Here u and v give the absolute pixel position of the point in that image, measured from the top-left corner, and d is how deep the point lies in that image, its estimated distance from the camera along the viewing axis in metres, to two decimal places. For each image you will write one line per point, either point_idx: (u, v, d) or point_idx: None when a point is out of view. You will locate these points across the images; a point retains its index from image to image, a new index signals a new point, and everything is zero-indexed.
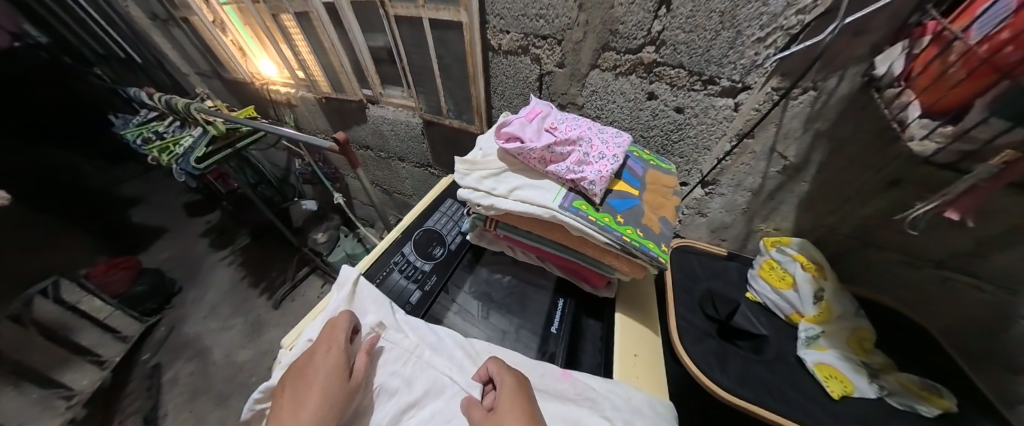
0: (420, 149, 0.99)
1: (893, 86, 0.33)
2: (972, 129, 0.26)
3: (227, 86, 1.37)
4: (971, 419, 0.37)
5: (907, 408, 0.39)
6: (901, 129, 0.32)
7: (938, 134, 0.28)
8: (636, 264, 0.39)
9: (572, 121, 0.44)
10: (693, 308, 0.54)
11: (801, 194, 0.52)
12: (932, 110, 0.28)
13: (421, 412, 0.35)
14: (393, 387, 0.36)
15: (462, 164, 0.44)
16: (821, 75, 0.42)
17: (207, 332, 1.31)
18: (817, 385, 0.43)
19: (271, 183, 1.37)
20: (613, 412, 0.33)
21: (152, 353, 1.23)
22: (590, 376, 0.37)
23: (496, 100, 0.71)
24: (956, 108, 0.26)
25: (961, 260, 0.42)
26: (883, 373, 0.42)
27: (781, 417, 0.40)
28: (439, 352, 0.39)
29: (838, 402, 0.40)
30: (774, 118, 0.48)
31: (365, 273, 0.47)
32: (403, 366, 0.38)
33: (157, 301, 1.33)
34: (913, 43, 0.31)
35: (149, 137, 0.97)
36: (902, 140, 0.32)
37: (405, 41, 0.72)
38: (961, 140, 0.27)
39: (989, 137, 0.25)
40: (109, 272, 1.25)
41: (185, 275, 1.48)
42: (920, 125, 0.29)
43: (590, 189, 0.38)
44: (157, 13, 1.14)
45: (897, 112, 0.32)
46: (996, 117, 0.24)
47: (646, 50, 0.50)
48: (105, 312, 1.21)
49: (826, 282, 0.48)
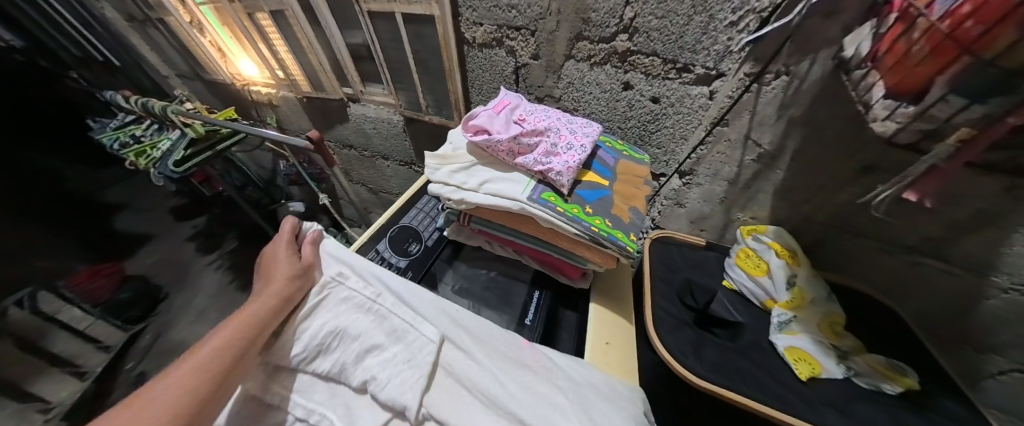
0: (404, 147, 0.98)
1: (861, 67, 0.33)
2: (930, 108, 0.26)
3: (209, 86, 1.36)
4: (934, 398, 0.38)
5: (874, 387, 0.39)
6: (867, 111, 0.32)
7: (900, 115, 0.28)
8: (607, 254, 0.40)
9: (542, 112, 0.44)
10: (671, 297, 0.54)
11: (776, 183, 0.53)
12: (896, 91, 0.28)
13: (382, 355, 0.35)
14: (356, 331, 0.36)
15: (433, 159, 0.44)
16: (793, 59, 0.41)
17: None
18: (788, 368, 0.43)
19: (258, 185, 1.36)
20: (565, 382, 0.35)
21: (137, 361, 1.11)
22: (551, 354, 0.38)
23: (474, 94, 0.70)
24: (916, 89, 0.26)
25: (931, 245, 0.42)
26: (853, 355, 0.42)
27: (751, 400, 0.40)
28: (404, 302, 0.40)
29: (807, 384, 0.41)
30: (748, 105, 0.48)
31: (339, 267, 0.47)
32: (369, 315, 0.38)
33: (144, 307, 1.21)
34: (881, 21, 0.31)
35: (126, 141, 0.95)
36: (867, 121, 0.32)
37: (382, 37, 0.71)
38: (921, 119, 0.27)
39: (947, 115, 0.25)
40: (91, 279, 1.14)
41: (174, 278, 1.34)
42: (885, 106, 0.30)
43: (558, 180, 0.38)
44: (133, 13, 1.11)
45: (864, 93, 0.32)
46: (954, 95, 0.24)
47: (620, 38, 0.50)
48: (83, 322, 1.09)
49: (799, 269, 0.50)
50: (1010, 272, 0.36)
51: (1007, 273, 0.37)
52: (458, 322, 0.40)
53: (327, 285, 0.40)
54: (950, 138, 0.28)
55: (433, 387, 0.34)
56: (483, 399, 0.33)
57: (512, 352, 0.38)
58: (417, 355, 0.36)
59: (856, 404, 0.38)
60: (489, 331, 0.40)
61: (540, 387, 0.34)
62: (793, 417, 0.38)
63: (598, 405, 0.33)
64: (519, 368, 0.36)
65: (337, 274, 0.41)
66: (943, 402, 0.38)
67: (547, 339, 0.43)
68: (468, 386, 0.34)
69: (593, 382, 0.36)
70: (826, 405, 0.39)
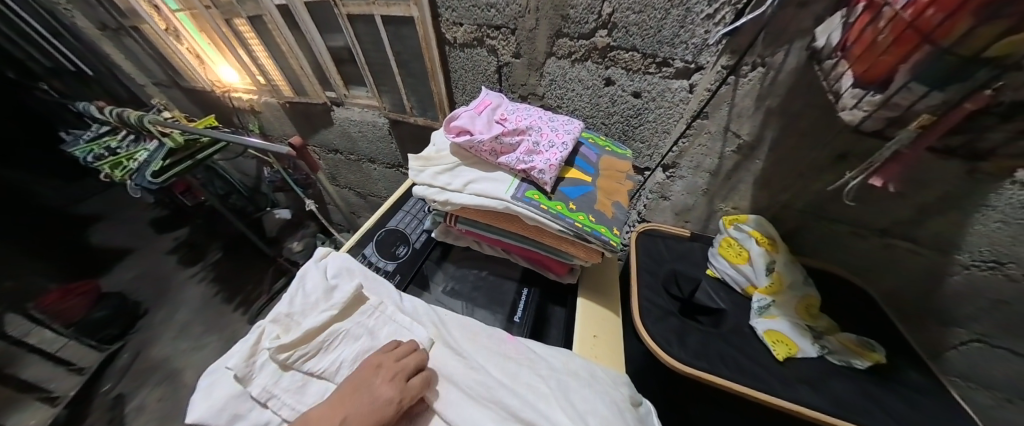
0: (390, 149, 0.97)
1: (831, 57, 0.34)
2: (895, 95, 0.27)
3: (187, 94, 1.33)
4: (900, 370, 0.42)
5: (844, 363, 0.42)
6: (836, 100, 0.33)
7: (866, 103, 0.29)
8: (591, 250, 0.40)
9: (523, 111, 0.45)
10: (656, 288, 0.55)
11: (756, 173, 0.54)
12: (863, 81, 0.29)
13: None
14: (357, 332, 0.37)
15: (416, 161, 0.43)
16: (768, 50, 0.42)
17: (180, 354, 1.22)
18: (766, 349, 0.45)
19: (242, 193, 1.33)
20: (546, 370, 0.35)
21: (113, 384, 1.11)
22: (535, 344, 0.39)
23: (458, 94, 0.70)
24: (880, 78, 0.28)
25: (901, 228, 0.45)
26: (827, 335, 0.45)
27: (727, 380, 0.42)
28: (402, 308, 0.41)
29: (783, 364, 0.43)
30: (726, 97, 0.49)
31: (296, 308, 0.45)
32: (369, 317, 0.39)
33: (120, 326, 1.21)
34: (850, 11, 0.32)
35: (101, 153, 0.92)
36: (836, 110, 0.33)
37: (363, 40, 0.70)
38: (885, 108, 0.28)
39: (909, 103, 0.27)
40: (63, 300, 1.15)
41: (153, 296, 1.35)
42: (852, 95, 0.31)
43: (541, 178, 0.38)
44: (106, 22, 1.08)
45: (834, 82, 0.33)
46: (916, 83, 0.25)
47: (600, 34, 0.50)
48: (57, 342, 1.10)
49: (778, 255, 0.51)
50: (971, 250, 0.40)
51: (967, 251, 0.40)
52: (445, 324, 0.40)
53: (338, 285, 0.40)
54: (911, 125, 0.29)
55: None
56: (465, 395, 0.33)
57: (505, 345, 0.38)
58: None
59: (830, 380, 0.41)
60: (468, 325, 0.41)
61: (521, 378, 0.34)
62: (764, 393, 0.40)
63: (579, 390, 0.33)
64: (514, 360, 0.36)
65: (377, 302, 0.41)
66: (908, 373, 0.41)
67: (536, 335, 0.44)
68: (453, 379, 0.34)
69: (577, 369, 0.36)
70: (801, 383, 0.41)
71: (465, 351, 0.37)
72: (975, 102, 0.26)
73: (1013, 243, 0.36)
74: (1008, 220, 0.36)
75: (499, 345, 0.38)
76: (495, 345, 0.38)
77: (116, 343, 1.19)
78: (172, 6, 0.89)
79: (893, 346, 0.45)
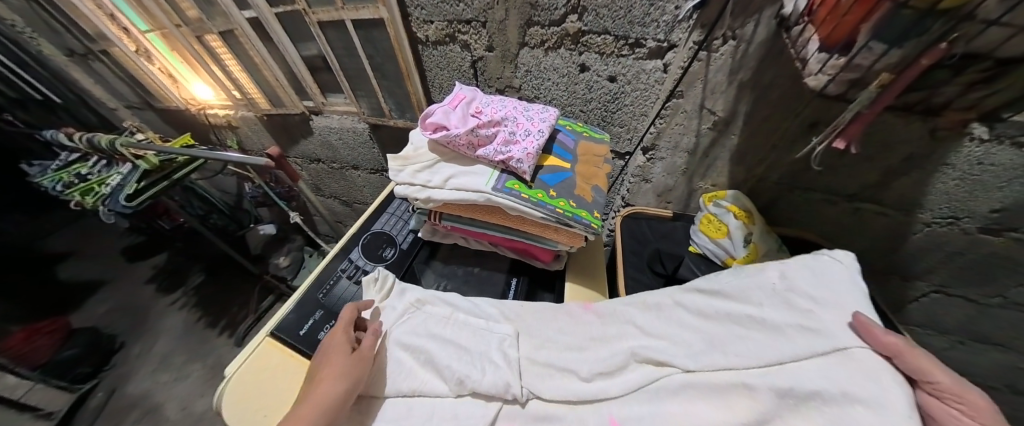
0: (372, 155, 0.97)
1: (799, 23, 0.35)
2: (856, 57, 0.29)
3: (162, 115, 1.29)
4: None
5: None
6: (803, 66, 0.35)
7: (831, 67, 0.32)
8: (574, 234, 0.41)
9: (497, 103, 0.45)
10: (641, 267, 0.58)
11: (731, 148, 0.56)
12: (827, 44, 0.31)
13: (464, 360, 0.38)
14: (441, 341, 0.40)
15: (394, 161, 0.43)
16: (738, 22, 0.43)
17: (160, 386, 1.28)
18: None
19: (223, 211, 1.28)
20: (642, 321, 0.41)
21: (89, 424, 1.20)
22: (610, 302, 0.45)
23: (436, 92, 0.71)
24: (843, 41, 0.29)
25: (869, 191, 0.48)
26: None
27: None
28: (474, 313, 0.43)
29: None
30: (700, 74, 0.50)
31: (275, 329, 0.42)
32: (439, 327, 0.41)
33: (93, 362, 1.29)
34: None
35: (71, 180, 0.90)
36: (803, 76, 0.36)
37: (336, 47, 0.70)
38: (848, 69, 0.30)
39: (869, 63, 0.29)
40: (31, 340, 1.17)
41: (128, 328, 1.42)
42: (818, 60, 0.33)
43: (519, 168, 0.39)
44: (73, 48, 1.04)
45: (801, 49, 0.35)
46: (876, 41, 0.27)
47: (570, 20, 0.50)
48: (22, 388, 1.19)
49: (754, 227, 0.55)
50: (935, 208, 0.44)
51: (929, 209, 0.45)
52: (521, 317, 0.43)
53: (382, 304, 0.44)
54: (872, 85, 0.31)
55: (525, 373, 0.38)
56: (576, 373, 0.37)
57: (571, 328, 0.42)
58: (490, 351, 0.39)
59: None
60: (546, 308, 0.44)
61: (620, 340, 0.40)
62: None
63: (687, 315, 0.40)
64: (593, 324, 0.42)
65: (446, 311, 0.43)
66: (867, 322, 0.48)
67: None
68: (560, 366, 0.38)
69: (680, 301, 0.42)
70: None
71: (550, 337, 0.41)
72: (932, 58, 0.27)
73: (967, 196, 0.40)
74: (963, 177, 0.39)
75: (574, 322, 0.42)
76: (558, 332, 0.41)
77: (89, 382, 1.27)
78: (141, 27, 0.86)
79: None
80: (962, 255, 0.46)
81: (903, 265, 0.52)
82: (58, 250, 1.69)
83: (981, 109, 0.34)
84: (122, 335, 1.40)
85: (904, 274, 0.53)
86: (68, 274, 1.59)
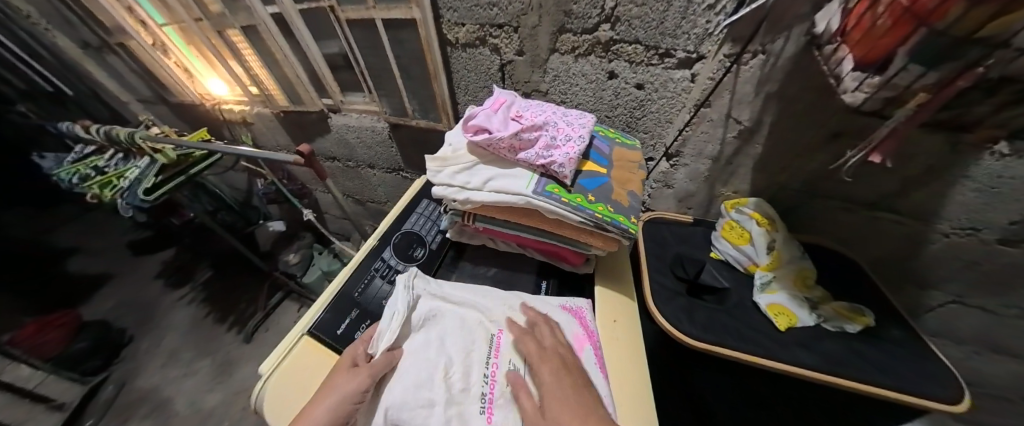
0: (389, 154, 0.97)
1: (831, 42, 0.37)
2: (894, 77, 0.31)
3: (174, 109, 1.28)
4: (884, 328, 0.49)
5: (840, 329, 0.48)
6: (838, 84, 0.37)
7: (867, 85, 0.33)
8: (609, 238, 0.42)
9: (535, 107, 0.46)
10: (664, 271, 0.59)
11: (754, 156, 0.56)
12: (863, 63, 0.33)
13: (484, 361, 0.36)
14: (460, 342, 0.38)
15: (432, 162, 0.43)
16: (768, 37, 0.44)
17: (168, 381, 1.28)
18: (768, 320, 0.51)
19: (232, 207, 1.27)
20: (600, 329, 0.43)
21: (97, 418, 1.20)
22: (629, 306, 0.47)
23: (461, 94, 0.71)
24: (879, 60, 0.31)
25: (890, 201, 0.49)
26: (821, 304, 0.51)
27: (730, 350, 0.47)
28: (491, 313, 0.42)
29: (784, 333, 0.49)
30: (728, 85, 0.50)
31: (312, 328, 0.42)
32: (459, 324, 0.40)
33: (103, 356, 1.31)
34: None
35: (88, 173, 0.90)
36: (838, 93, 0.37)
37: (361, 45, 0.70)
38: (886, 87, 0.32)
39: (907, 83, 0.30)
40: (42, 332, 1.18)
41: (136, 322, 1.44)
42: (852, 79, 0.34)
43: (561, 172, 0.39)
44: (88, 40, 1.04)
45: (834, 67, 0.37)
46: (914, 64, 0.29)
47: (602, 29, 0.51)
48: (34, 379, 1.20)
49: (778, 234, 0.55)
50: (953, 220, 0.46)
51: (948, 220, 0.46)
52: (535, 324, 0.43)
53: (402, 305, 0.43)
54: (908, 104, 0.32)
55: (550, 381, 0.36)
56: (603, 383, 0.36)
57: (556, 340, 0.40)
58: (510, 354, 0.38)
59: (825, 342, 0.47)
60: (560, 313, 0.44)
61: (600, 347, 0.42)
62: (774, 361, 0.46)
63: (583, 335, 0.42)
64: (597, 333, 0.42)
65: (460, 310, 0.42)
66: (891, 330, 0.48)
67: None
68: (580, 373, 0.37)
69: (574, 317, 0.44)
70: (798, 346, 0.47)
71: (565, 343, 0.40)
72: (967, 80, 0.28)
73: (990, 208, 0.42)
74: (983, 189, 0.41)
75: (535, 337, 0.40)
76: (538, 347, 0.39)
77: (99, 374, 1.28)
78: (159, 20, 0.86)
79: (881, 310, 0.51)
80: (981, 265, 0.47)
81: (921, 274, 0.53)
82: (63, 245, 1.72)
83: (1011, 127, 0.35)
84: (131, 329, 1.42)
85: (923, 283, 0.54)
86: (76, 268, 1.63)
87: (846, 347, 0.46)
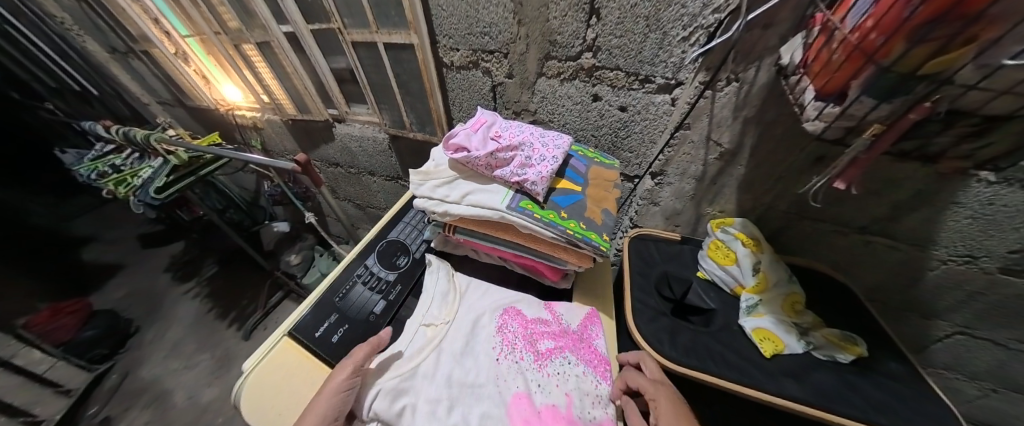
0: (389, 163, 1.01)
1: (795, 73, 0.39)
2: (850, 107, 0.31)
3: (190, 112, 1.34)
4: (875, 359, 0.48)
5: (830, 357, 0.48)
6: (800, 112, 0.37)
7: (826, 114, 0.33)
8: (583, 254, 0.43)
9: (515, 128, 0.48)
10: (648, 290, 0.60)
11: (738, 178, 0.58)
12: (822, 93, 0.34)
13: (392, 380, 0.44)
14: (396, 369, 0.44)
15: (417, 175, 0.46)
16: (740, 66, 0.46)
17: (168, 373, 1.31)
18: (754, 346, 0.51)
19: (239, 207, 1.33)
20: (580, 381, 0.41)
21: (100, 406, 1.23)
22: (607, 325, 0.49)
23: (455, 110, 0.74)
24: (837, 91, 0.32)
25: (880, 225, 0.49)
26: (811, 331, 0.51)
27: (713, 377, 0.48)
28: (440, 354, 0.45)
29: (771, 360, 0.49)
30: (705, 110, 0.52)
31: (292, 329, 0.45)
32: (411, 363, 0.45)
33: (110, 345, 1.34)
34: (809, 33, 0.36)
35: (105, 170, 0.95)
36: (801, 121, 0.37)
37: (365, 63, 0.74)
38: (843, 118, 0.33)
39: (862, 114, 0.31)
40: (53, 319, 1.24)
41: (141, 314, 1.49)
42: (813, 107, 0.35)
43: (534, 189, 0.41)
44: (115, 47, 1.12)
45: (798, 96, 0.37)
46: (867, 95, 0.29)
47: (585, 56, 0.54)
48: (45, 363, 1.24)
49: (763, 255, 0.56)
50: (950, 246, 0.45)
51: (944, 246, 0.45)
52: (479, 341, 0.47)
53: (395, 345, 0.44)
54: (865, 133, 0.33)
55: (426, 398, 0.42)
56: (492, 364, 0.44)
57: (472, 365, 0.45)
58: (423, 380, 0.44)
59: (809, 369, 0.47)
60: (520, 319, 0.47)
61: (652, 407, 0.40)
62: (758, 391, 0.46)
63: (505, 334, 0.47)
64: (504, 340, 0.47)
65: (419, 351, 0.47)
66: (887, 363, 0.48)
67: None
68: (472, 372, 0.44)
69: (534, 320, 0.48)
70: (785, 375, 0.47)
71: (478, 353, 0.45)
72: (919, 113, 0.29)
73: (982, 235, 0.42)
74: (976, 216, 0.41)
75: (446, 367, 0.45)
76: (534, 388, 0.39)
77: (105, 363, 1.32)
78: (182, 31, 0.93)
79: (872, 339, 0.51)
80: (984, 296, 0.46)
81: (922, 304, 0.52)
82: (82, 235, 1.82)
83: (975, 158, 0.36)
84: (137, 320, 1.47)
85: (924, 313, 0.53)
86: (91, 258, 1.71)
87: (833, 375, 0.46)
